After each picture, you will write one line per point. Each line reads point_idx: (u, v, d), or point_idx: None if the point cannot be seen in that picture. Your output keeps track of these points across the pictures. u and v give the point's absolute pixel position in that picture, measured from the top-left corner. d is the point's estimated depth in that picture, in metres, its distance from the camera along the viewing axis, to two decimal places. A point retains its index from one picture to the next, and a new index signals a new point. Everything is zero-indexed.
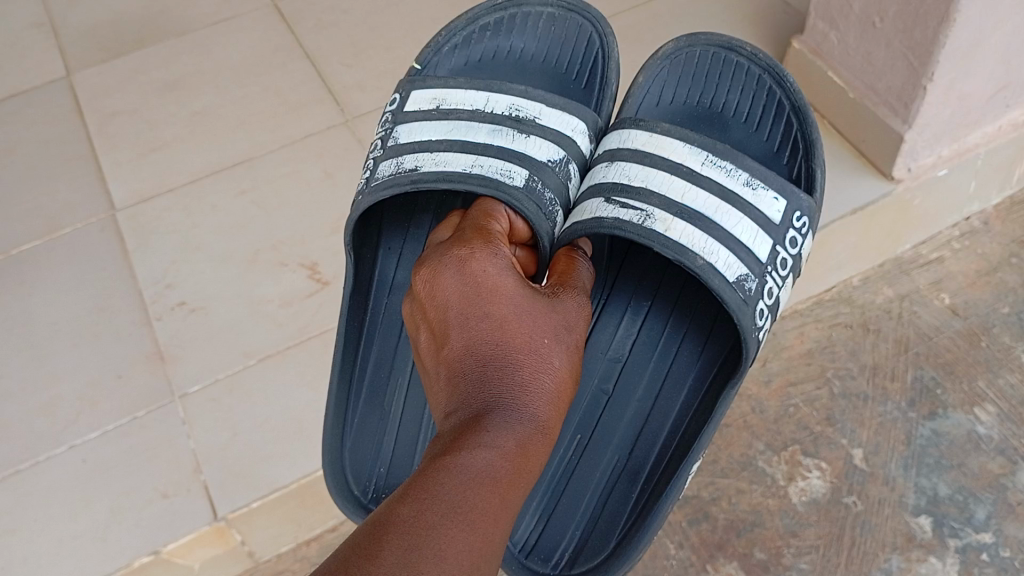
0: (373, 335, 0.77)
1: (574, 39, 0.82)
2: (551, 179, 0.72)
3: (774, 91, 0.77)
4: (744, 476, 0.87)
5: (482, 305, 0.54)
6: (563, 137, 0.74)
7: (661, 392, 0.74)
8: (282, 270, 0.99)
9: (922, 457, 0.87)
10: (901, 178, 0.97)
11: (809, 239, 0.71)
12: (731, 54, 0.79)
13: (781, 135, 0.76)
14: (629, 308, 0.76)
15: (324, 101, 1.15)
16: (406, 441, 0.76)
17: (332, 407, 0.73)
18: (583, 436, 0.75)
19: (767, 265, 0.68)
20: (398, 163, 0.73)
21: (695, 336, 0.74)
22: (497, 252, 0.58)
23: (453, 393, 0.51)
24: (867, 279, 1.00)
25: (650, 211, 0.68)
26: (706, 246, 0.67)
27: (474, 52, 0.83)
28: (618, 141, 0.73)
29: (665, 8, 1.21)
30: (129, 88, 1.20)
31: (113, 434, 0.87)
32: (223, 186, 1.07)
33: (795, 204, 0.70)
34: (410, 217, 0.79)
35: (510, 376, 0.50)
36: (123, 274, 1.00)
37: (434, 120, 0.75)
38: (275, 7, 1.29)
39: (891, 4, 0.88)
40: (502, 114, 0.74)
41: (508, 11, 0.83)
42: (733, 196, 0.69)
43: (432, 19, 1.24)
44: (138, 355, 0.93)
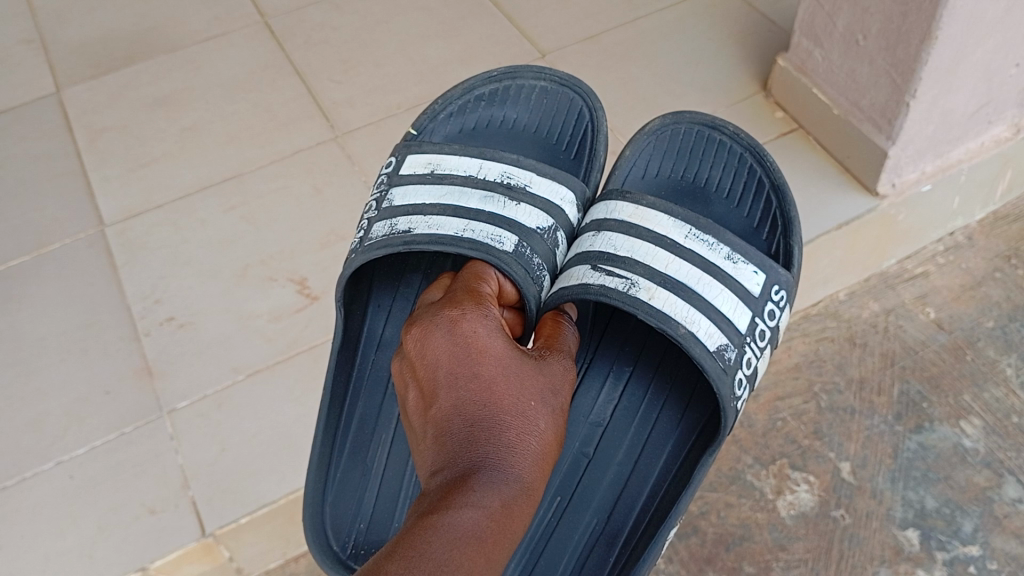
0: (358, 393, 0.76)
1: (565, 112, 0.84)
2: (539, 245, 0.73)
3: (755, 169, 0.79)
4: (733, 490, 0.87)
5: (471, 366, 0.54)
6: (552, 205, 0.75)
7: (640, 457, 0.74)
8: (272, 285, 0.99)
9: (909, 470, 0.87)
10: (885, 194, 0.98)
11: (786, 312, 0.72)
12: (714, 132, 0.81)
13: (761, 213, 0.78)
14: (611, 373, 0.76)
15: (314, 117, 1.16)
16: (388, 496, 0.74)
17: (316, 456, 0.71)
18: (563, 498, 0.73)
19: (747, 336, 0.69)
20: (392, 225, 0.74)
21: (675, 403, 0.74)
22: (487, 314, 0.59)
23: (439, 453, 0.51)
24: (853, 293, 1.00)
25: (635, 279, 0.69)
26: (688, 315, 0.68)
27: (468, 120, 0.84)
28: (603, 211, 0.73)
29: (651, 27, 1.23)
30: (119, 104, 1.21)
31: (101, 450, 0.87)
32: (213, 201, 1.08)
33: (774, 278, 0.71)
34: (400, 276, 0.80)
35: (497, 436, 0.51)
36: (112, 289, 1.00)
37: (429, 185, 0.75)
38: (265, 24, 1.29)
39: (873, 22, 0.90)
40: (494, 181, 0.75)
41: (502, 83, 0.85)
42: (714, 268, 0.70)
43: (421, 37, 1.25)
44: (127, 370, 0.93)
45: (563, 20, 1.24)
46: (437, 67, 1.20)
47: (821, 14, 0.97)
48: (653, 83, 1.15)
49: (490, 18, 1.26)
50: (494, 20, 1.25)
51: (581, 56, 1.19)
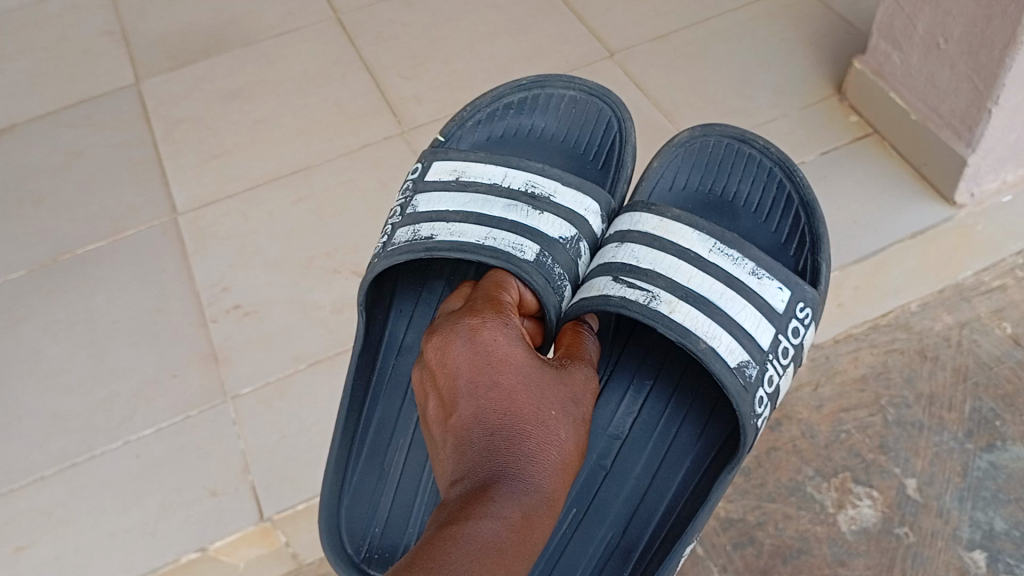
0: (377, 397, 0.77)
1: (594, 122, 0.84)
2: (561, 255, 0.72)
3: (784, 185, 0.78)
4: (792, 501, 0.85)
5: (493, 374, 0.54)
6: (576, 215, 0.74)
7: (658, 472, 0.72)
8: (335, 277, 1.00)
9: (978, 489, 0.84)
10: (963, 204, 0.97)
11: (811, 330, 0.71)
12: (744, 146, 0.80)
13: (789, 228, 0.76)
14: (631, 387, 0.75)
15: (381, 113, 1.17)
16: (403, 502, 0.74)
17: (334, 458, 0.72)
18: (579, 510, 0.72)
19: (769, 353, 0.67)
20: (414, 230, 0.73)
21: (695, 419, 0.73)
22: (508, 323, 0.59)
23: (458, 461, 0.51)
24: (926, 304, 0.95)
25: (656, 292, 0.68)
26: (710, 330, 0.66)
27: (496, 127, 0.84)
28: (628, 223, 0.72)
29: (723, 28, 1.21)
30: (195, 95, 1.24)
31: (167, 432, 0.89)
32: (281, 193, 1.09)
33: (799, 295, 0.69)
34: (423, 282, 0.80)
35: (517, 447, 0.50)
36: (183, 276, 1.02)
37: (453, 192, 0.75)
38: (337, 19, 1.31)
39: (956, 25, 0.86)
40: (519, 190, 0.75)
41: (531, 91, 0.85)
42: (738, 284, 0.69)
43: (490, 34, 1.25)
44: (194, 355, 0.95)
45: (633, 19, 1.23)
46: (505, 65, 1.20)
47: (900, 17, 0.94)
48: (722, 84, 1.14)
49: (560, 17, 1.25)
50: (563, 19, 1.25)
51: (651, 55, 1.18)
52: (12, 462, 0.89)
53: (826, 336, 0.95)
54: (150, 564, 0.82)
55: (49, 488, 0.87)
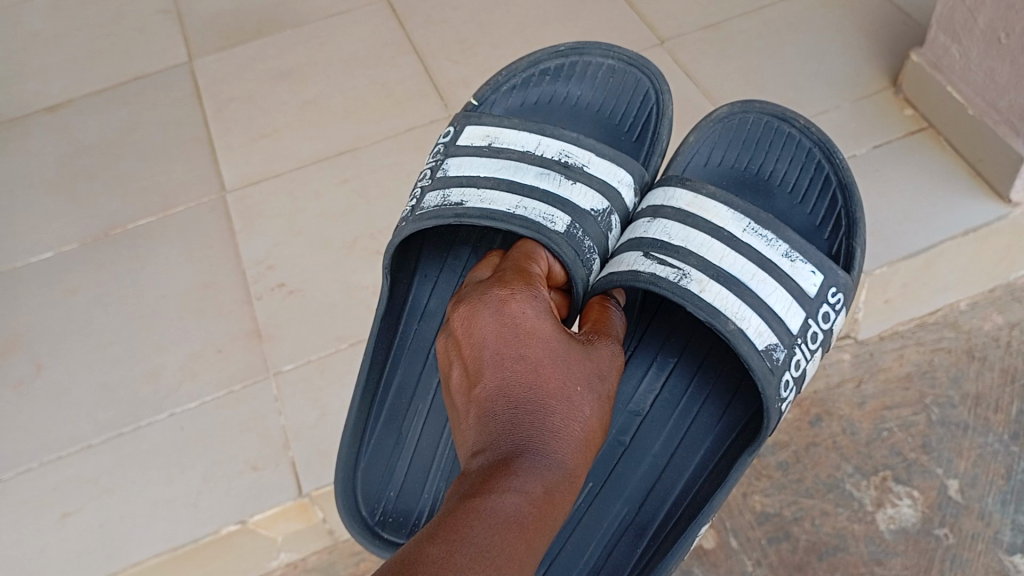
0: (398, 361, 0.78)
1: (631, 92, 0.83)
2: (592, 228, 0.72)
3: (823, 166, 0.77)
4: (830, 498, 0.85)
5: (520, 348, 0.54)
6: (608, 187, 0.74)
7: (677, 450, 0.72)
8: (379, 259, 1.01)
9: (1022, 493, 0.83)
10: (1019, 202, 0.93)
11: (842, 316, 0.70)
12: (784, 124, 0.79)
13: (826, 210, 0.75)
14: (655, 363, 0.75)
15: (429, 96, 1.17)
16: (421, 465, 0.75)
17: (353, 417, 0.72)
18: (595, 485, 0.72)
19: (797, 337, 0.67)
20: (444, 195, 0.73)
21: (717, 400, 0.73)
22: (536, 296, 0.59)
23: (482, 432, 0.51)
24: (976, 304, 0.95)
25: (687, 271, 0.67)
26: (739, 311, 0.66)
27: (531, 94, 0.84)
28: (662, 198, 0.72)
29: (776, 16, 1.19)
30: (246, 75, 1.25)
31: (211, 406, 0.91)
32: (328, 174, 1.11)
33: (832, 280, 0.69)
34: (450, 248, 0.80)
35: (542, 420, 0.50)
36: (229, 253, 1.04)
37: (485, 157, 0.75)
38: (388, 2, 1.32)
39: (1018, 19, 0.84)
40: (551, 159, 0.75)
41: (569, 58, 0.85)
42: (770, 265, 0.68)
43: (539, 19, 1.25)
44: (238, 331, 0.97)
45: (684, 6, 1.22)
46: None
47: (961, 9, 0.92)
48: (773, 74, 1.12)
49: (610, 3, 1.24)
50: (614, 5, 1.24)
51: (701, 43, 1.17)
52: (61, 429, 0.92)
53: (871, 332, 0.94)
54: (192, 534, 0.84)
55: (96, 456, 0.89)
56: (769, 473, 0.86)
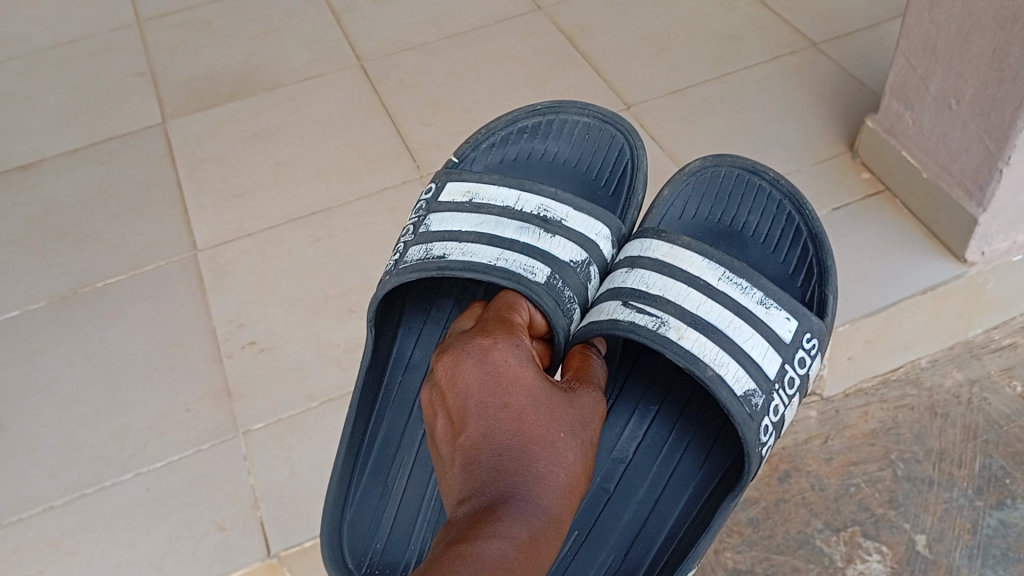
0: (383, 413, 0.78)
1: (606, 148, 0.86)
2: (571, 278, 0.73)
3: (793, 217, 0.79)
4: (801, 554, 0.85)
5: (502, 396, 0.54)
6: (587, 239, 0.76)
7: (660, 497, 0.73)
8: (350, 316, 1.01)
9: (988, 547, 0.84)
10: (975, 262, 0.97)
11: (818, 361, 0.71)
12: (754, 177, 0.82)
13: (797, 259, 0.77)
14: (636, 412, 0.76)
15: (402, 157, 1.19)
16: (406, 517, 0.73)
17: (339, 465, 0.72)
18: (580, 533, 0.72)
19: (775, 382, 0.68)
20: (427, 249, 0.75)
21: (699, 446, 0.73)
22: (518, 344, 0.59)
23: (466, 480, 0.51)
24: (936, 361, 0.97)
25: (665, 318, 0.69)
26: (717, 357, 0.67)
27: (510, 151, 0.85)
28: (639, 249, 0.74)
29: (738, 84, 1.24)
30: (220, 136, 1.27)
31: (178, 465, 0.90)
32: (301, 233, 1.11)
33: (807, 326, 0.70)
34: (432, 300, 0.82)
35: (526, 467, 0.50)
36: (200, 311, 1.04)
37: (466, 213, 0.77)
38: (361, 67, 1.35)
39: (967, 87, 0.89)
40: (531, 213, 0.76)
41: (546, 116, 0.87)
42: (746, 312, 0.70)
43: (510, 85, 1.28)
44: (208, 390, 0.96)
45: (650, 74, 1.27)
46: None
47: (913, 77, 0.97)
48: (736, 138, 1.16)
49: (579, 70, 1.29)
50: (582, 72, 1.28)
51: (667, 108, 1.21)
52: (23, 491, 0.90)
53: (837, 389, 0.96)
54: None
55: (58, 518, 0.87)
56: (741, 530, 0.87)
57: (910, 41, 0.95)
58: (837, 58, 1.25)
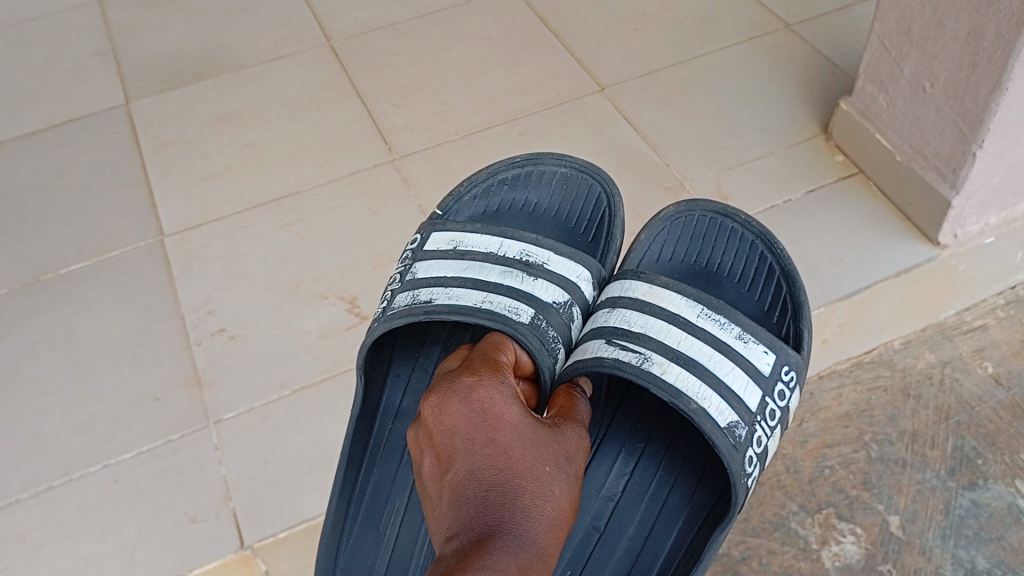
0: (374, 460, 0.77)
1: (584, 198, 0.84)
2: (556, 319, 0.72)
3: (766, 256, 0.79)
4: (777, 536, 0.86)
5: (489, 432, 0.54)
6: (568, 282, 0.74)
7: (651, 533, 0.73)
8: (322, 302, 0.99)
9: (961, 527, 0.85)
10: (946, 244, 0.97)
11: (797, 394, 0.71)
12: (727, 220, 0.81)
13: (772, 297, 0.77)
14: (623, 450, 0.76)
15: (373, 140, 1.17)
16: (399, 564, 0.73)
17: (331, 515, 0.72)
18: (572, 574, 0.72)
19: (757, 415, 0.68)
20: (413, 296, 0.74)
21: (687, 481, 0.74)
22: (503, 382, 0.59)
23: (454, 517, 0.50)
24: (909, 342, 0.98)
25: (648, 354, 0.68)
26: (700, 391, 0.67)
27: (492, 202, 0.84)
28: (619, 290, 0.73)
29: (712, 66, 1.23)
30: (185, 118, 1.24)
31: (147, 456, 0.88)
32: (270, 217, 1.09)
33: (785, 358, 0.70)
34: (420, 347, 0.80)
35: (513, 500, 0.50)
36: (167, 298, 1.02)
37: (451, 260, 0.76)
38: (330, 47, 1.32)
39: (942, 69, 0.89)
40: (513, 258, 0.75)
41: (525, 167, 0.86)
42: (726, 347, 0.69)
43: (482, 66, 1.26)
44: (177, 378, 0.94)
45: (623, 55, 1.25)
46: (497, 96, 1.21)
47: (888, 59, 0.96)
48: (711, 121, 1.15)
49: (552, 51, 1.27)
50: (555, 53, 1.27)
51: (640, 90, 1.20)
52: None
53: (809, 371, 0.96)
54: None
55: (24, 512, 0.85)
56: None
57: (885, 23, 0.95)
58: (810, 40, 1.25)
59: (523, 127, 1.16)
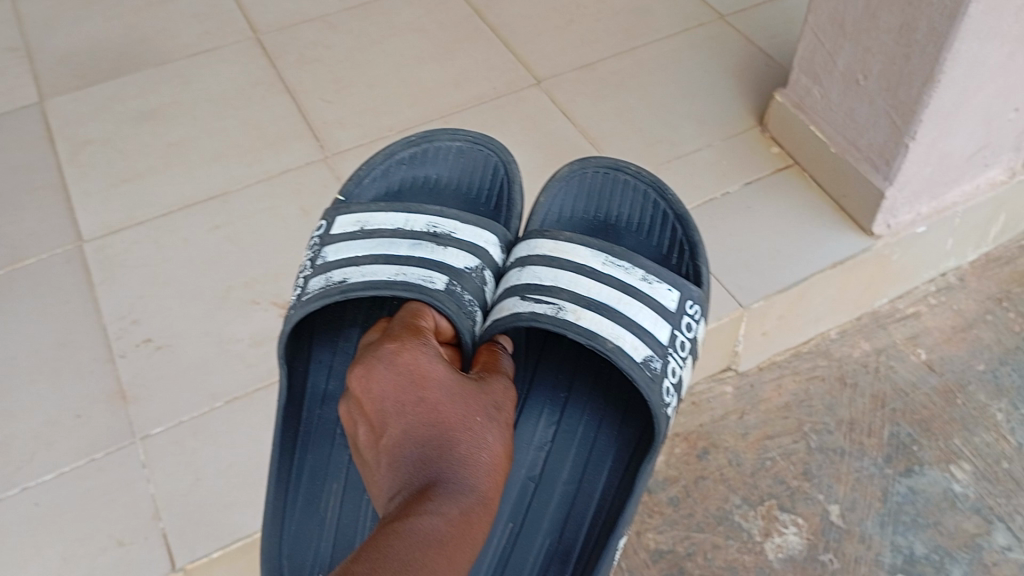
0: (306, 446, 0.75)
1: (483, 169, 0.83)
2: (471, 283, 0.71)
3: (659, 202, 0.79)
4: (720, 530, 0.86)
5: (417, 391, 0.53)
6: (478, 248, 0.73)
7: (585, 475, 0.74)
8: (254, 308, 0.96)
9: (898, 514, 0.86)
10: (880, 234, 0.97)
11: (703, 325, 0.71)
12: (619, 173, 0.80)
13: (668, 240, 0.77)
14: (549, 401, 0.76)
15: (304, 137, 1.14)
16: (345, 542, 0.73)
17: (270, 505, 0.69)
18: (514, 524, 0.73)
19: (669, 347, 0.68)
20: (326, 278, 0.71)
21: (613, 420, 0.74)
22: (426, 343, 0.58)
23: (392, 480, 0.50)
24: (845, 331, 1.01)
25: (562, 304, 0.67)
26: (613, 331, 0.66)
27: (392, 182, 0.82)
28: (526, 249, 0.72)
29: (648, 57, 1.22)
30: (104, 116, 1.18)
31: (70, 476, 0.84)
32: (198, 219, 1.05)
33: (688, 293, 0.70)
34: (338, 332, 0.78)
35: (448, 454, 0.50)
36: (89, 308, 0.97)
37: (359, 239, 0.73)
38: (258, 40, 1.28)
39: (875, 62, 0.89)
40: (421, 231, 0.73)
41: (420, 145, 0.83)
42: (633, 289, 0.69)
43: (415, 59, 1.24)
44: (101, 393, 0.90)
45: (559, 47, 1.24)
46: (431, 90, 1.19)
47: (821, 51, 0.97)
48: (647, 113, 1.15)
49: (486, 43, 1.25)
50: (490, 45, 1.25)
51: (576, 83, 1.19)
52: None
53: (751, 363, 0.98)
54: None
55: None
56: (661, 510, 0.88)
57: (819, 16, 0.95)
58: (743, 31, 1.25)
59: (459, 122, 1.14)
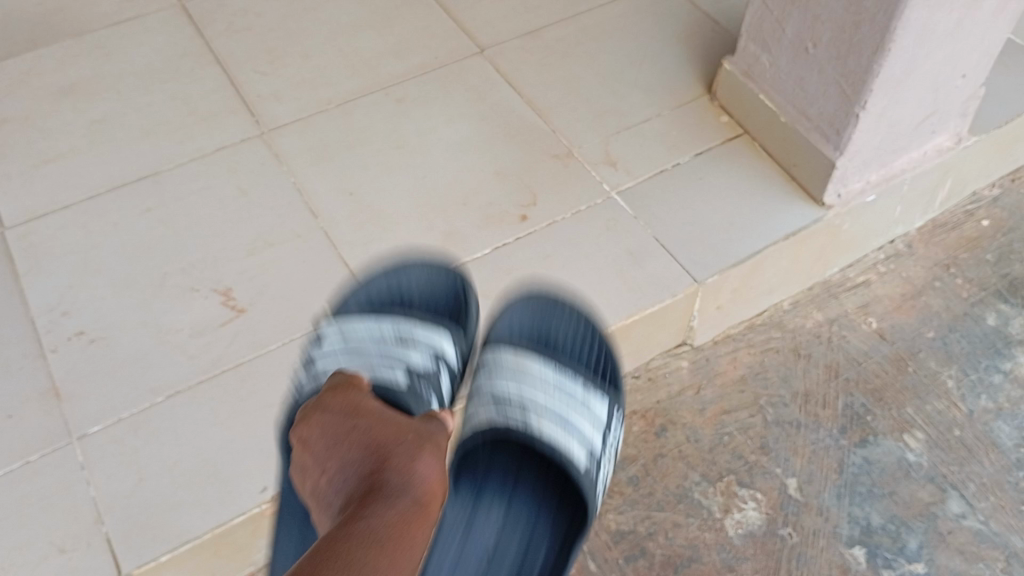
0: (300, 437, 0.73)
1: (443, 299, 0.83)
2: (433, 381, 0.76)
3: (600, 345, 0.82)
4: (681, 509, 0.86)
5: (345, 433, 0.51)
6: (436, 370, 0.77)
7: (524, 561, 0.72)
8: (193, 296, 0.91)
9: (854, 485, 0.87)
10: (831, 204, 0.97)
11: (621, 420, 0.80)
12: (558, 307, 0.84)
13: (597, 359, 0.81)
14: (504, 477, 0.75)
15: (238, 112, 1.08)
16: None
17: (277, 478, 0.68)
18: None
19: (603, 453, 0.75)
20: (313, 371, 0.76)
21: (553, 518, 0.73)
22: (356, 399, 0.56)
23: (329, 512, 0.47)
24: (797, 302, 1.00)
25: (520, 394, 0.76)
26: (563, 424, 0.75)
27: (362, 295, 0.84)
28: (488, 369, 0.79)
29: (593, 23, 1.19)
30: (20, 93, 1.11)
31: (1, 483, 0.79)
32: (128, 202, 1.00)
33: (608, 396, 0.79)
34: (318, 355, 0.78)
35: (380, 471, 0.47)
36: (13, 301, 0.91)
37: (336, 347, 0.78)
38: (183, 8, 1.21)
39: (825, 30, 0.88)
40: (391, 336, 0.78)
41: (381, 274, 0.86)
42: (571, 394, 0.77)
43: (353, 27, 1.18)
44: (32, 392, 0.85)
45: (502, 13, 1.20)
46: (371, 60, 1.14)
47: (770, 19, 0.95)
48: (595, 82, 1.12)
49: (426, 10, 1.20)
50: (430, 12, 1.20)
51: (521, 51, 1.15)
52: None
53: (706, 337, 0.97)
54: None
55: None
56: (621, 490, 0.87)
57: None
58: None
59: (401, 94, 1.10)
